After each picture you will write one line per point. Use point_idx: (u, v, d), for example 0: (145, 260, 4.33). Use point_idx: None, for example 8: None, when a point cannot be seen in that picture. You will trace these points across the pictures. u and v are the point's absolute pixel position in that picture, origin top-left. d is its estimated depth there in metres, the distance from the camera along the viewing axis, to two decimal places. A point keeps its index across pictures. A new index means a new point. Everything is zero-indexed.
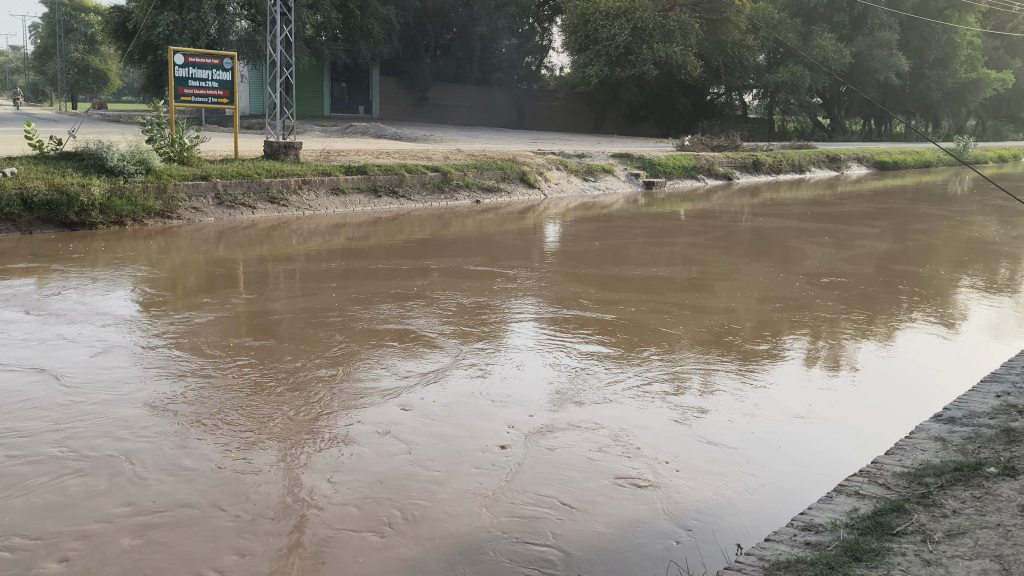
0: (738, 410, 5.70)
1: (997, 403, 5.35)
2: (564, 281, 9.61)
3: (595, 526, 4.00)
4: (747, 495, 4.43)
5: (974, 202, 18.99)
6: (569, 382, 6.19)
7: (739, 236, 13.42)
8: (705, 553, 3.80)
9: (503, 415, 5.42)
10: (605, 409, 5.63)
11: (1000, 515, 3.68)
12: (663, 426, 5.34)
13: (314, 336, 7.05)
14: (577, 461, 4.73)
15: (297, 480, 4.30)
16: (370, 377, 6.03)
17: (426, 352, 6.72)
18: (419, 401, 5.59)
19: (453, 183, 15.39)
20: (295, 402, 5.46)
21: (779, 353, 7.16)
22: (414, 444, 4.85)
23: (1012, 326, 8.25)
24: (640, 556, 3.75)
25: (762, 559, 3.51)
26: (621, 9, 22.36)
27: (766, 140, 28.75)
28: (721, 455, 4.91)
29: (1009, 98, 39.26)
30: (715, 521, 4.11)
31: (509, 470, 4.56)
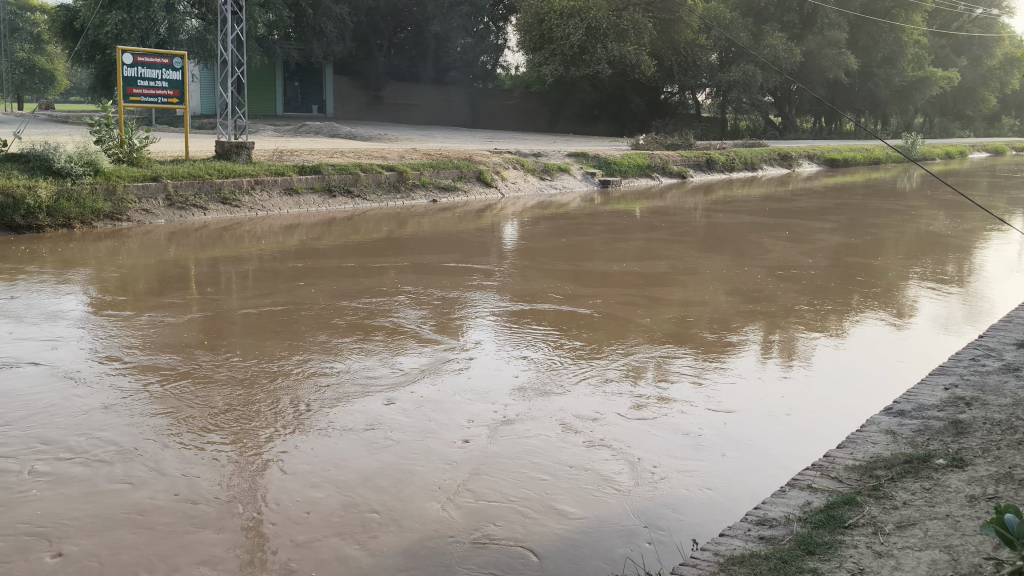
0: (696, 402, 5.68)
1: (945, 395, 5.41)
2: (524, 277, 9.56)
3: (553, 523, 3.94)
4: (703, 489, 4.39)
5: (924, 197, 19.32)
6: (530, 376, 6.15)
7: (697, 231, 13.48)
8: (662, 549, 3.76)
9: (460, 410, 5.35)
10: (563, 402, 5.59)
11: (950, 506, 3.72)
12: (621, 420, 5.30)
13: (271, 333, 6.93)
14: (537, 457, 4.67)
15: (267, 479, 4.26)
16: (329, 374, 5.93)
17: (385, 348, 6.64)
18: (379, 397, 5.50)
19: (409, 183, 15.26)
20: (255, 400, 5.36)
21: (737, 344, 7.19)
22: (375, 441, 4.77)
23: (962, 318, 8.35)
24: (595, 551, 3.71)
25: (716, 554, 3.48)
26: (575, 8, 22.33)
27: (720, 139, 28.94)
28: (679, 448, 4.89)
29: (954, 95, 40.03)
30: (673, 517, 4.07)
31: (468, 466, 4.51)
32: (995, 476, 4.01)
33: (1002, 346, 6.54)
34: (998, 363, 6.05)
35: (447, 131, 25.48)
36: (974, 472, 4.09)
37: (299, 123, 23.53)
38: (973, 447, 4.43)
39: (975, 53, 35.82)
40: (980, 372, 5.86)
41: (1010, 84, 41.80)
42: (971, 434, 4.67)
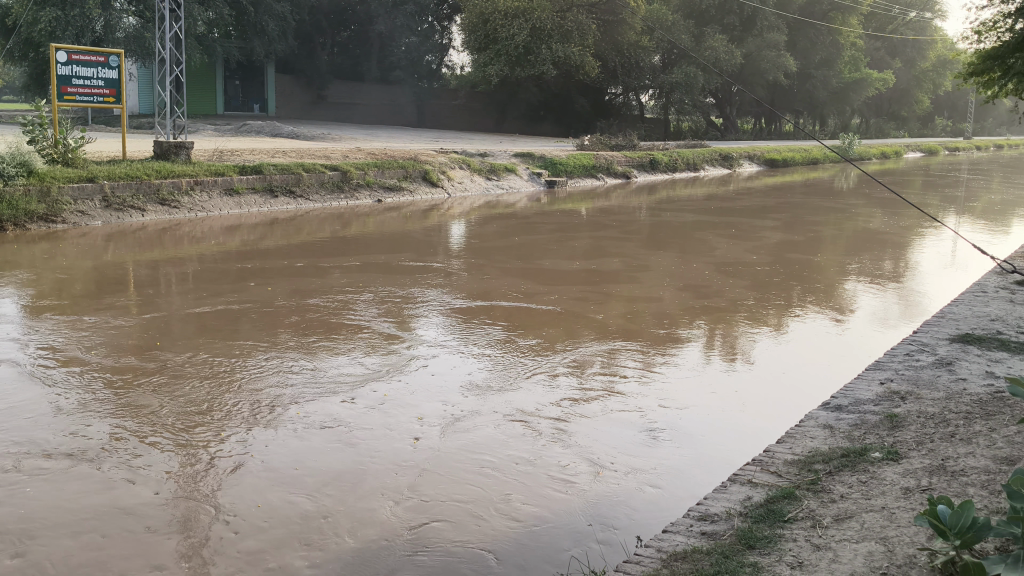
0: (640, 399, 5.67)
1: (881, 390, 5.49)
2: (472, 275, 9.52)
3: (498, 522, 3.91)
4: (649, 486, 4.37)
5: (862, 195, 19.72)
6: (475, 374, 6.09)
7: (643, 229, 13.56)
8: (606, 548, 3.73)
9: (404, 409, 5.28)
10: (509, 400, 5.55)
11: (885, 498, 3.78)
12: (565, 418, 5.25)
13: (214, 334, 6.79)
14: (481, 456, 4.62)
15: (214, 480, 4.20)
16: (274, 375, 5.83)
17: (329, 348, 6.54)
18: (323, 398, 5.41)
19: (353, 183, 15.11)
20: (197, 402, 5.25)
21: (682, 340, 7.23)
22: (319, 442, 4.70)
23: (898, 315, 8.42)
24: (540, 551, 3.67)
25: (660, 550, 3.46)
26: (519, 9, 22.28)
27: (663, 140, 29.18)
28: (624, 445, 4.86)
29: (890, 97, 41.02)
30: (618, 514, 4.03)
31: (413, 465, 4.46)
32: (929, 469, 4.08)
33: (935, 341, 6.66)
34: (932, 357, 6.18)
35: (390, 131, 25.07)
36: (908, 465, 4.16)
37: (239, 123, 23.05)
38: (908, 441, 4.50)
39: (909, 55, 36.61)
40: (916, 367, 5.96)
41: (943, 86, 42.79)
42: (906, 427, 4.74)
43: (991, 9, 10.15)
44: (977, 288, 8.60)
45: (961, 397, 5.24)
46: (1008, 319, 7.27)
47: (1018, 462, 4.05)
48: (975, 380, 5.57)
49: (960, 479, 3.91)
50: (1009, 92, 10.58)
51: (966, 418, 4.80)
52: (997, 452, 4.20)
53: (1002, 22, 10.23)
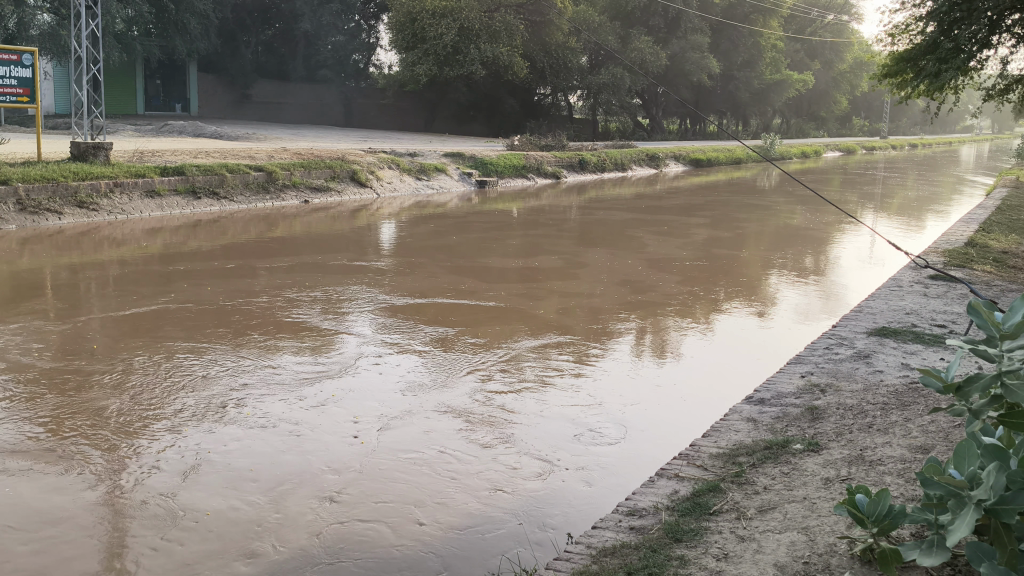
0: (571, 396, 5.65)
1: (802, 383, 5.61)
2: (402, 275, 9.43)
3: (428, 522, 3.87)
4: (579, 483, 4.36)
5: (785, 194, 20.19)
6: (403, 374, 6.01)
7: (573, 227, 13.65)
8: (535, 545, 3.70)
9: (334, 411, 5.21)
10: (438, 399, 5.49)
11: (807, 489, 3.85)
12: (495, 418, 5.20)
13: (136, 339, 6.63)
14: (410, 459, 4.56)
15: (139, 488, 4.11)
16: (200, 379, 5.70)
17: (256, 350, 6.43)
18: (250, 402, 5.31)
19: (279, 183, 14.88)
20: (122, 409, 5.13)
21: (612, 335, 7.27)
22: (245, 448, 4.61)
23: (818, 309, 8.63)
24: (470, 551, 3.64)
25: (589, 546, 3.47)
26: (447, 9, 22.15)
27: (591, 140, 29.38)
28: (554, 443, 4.84)
29: (810, 98, 42.08)
30: (548, 513, 4.01)
31: (341, 470, 4.39)
32: (847, 459, 4.19)
33: (853, 334, 6.83)
34: (850, 351, 6.33)
35: (317, 130, 24.71)
36: (828, 456, 4.26)
37: (161, 123, 22.56)
38: (828, 433, 4.60)
39: (828, 56, 37.54)
40: (834, 360, 6.09)
41: (860, 87, 44.00)
42: (827, 419, 4.85)
43: (904, 11, 10.47)
44: (894, 282, 8.85)
45: (877, 388, 5.39)
46: (922, 312, 7.50)
47: (932, 450, 4.17)
48: (892, 372, 5.73)
49: (878, 468, 4.01)
50: (921, 93, 10.93)
51: (883, 409, 4.94)
52: (912, 441, 4.32)
53: (914, 24, 10.56)
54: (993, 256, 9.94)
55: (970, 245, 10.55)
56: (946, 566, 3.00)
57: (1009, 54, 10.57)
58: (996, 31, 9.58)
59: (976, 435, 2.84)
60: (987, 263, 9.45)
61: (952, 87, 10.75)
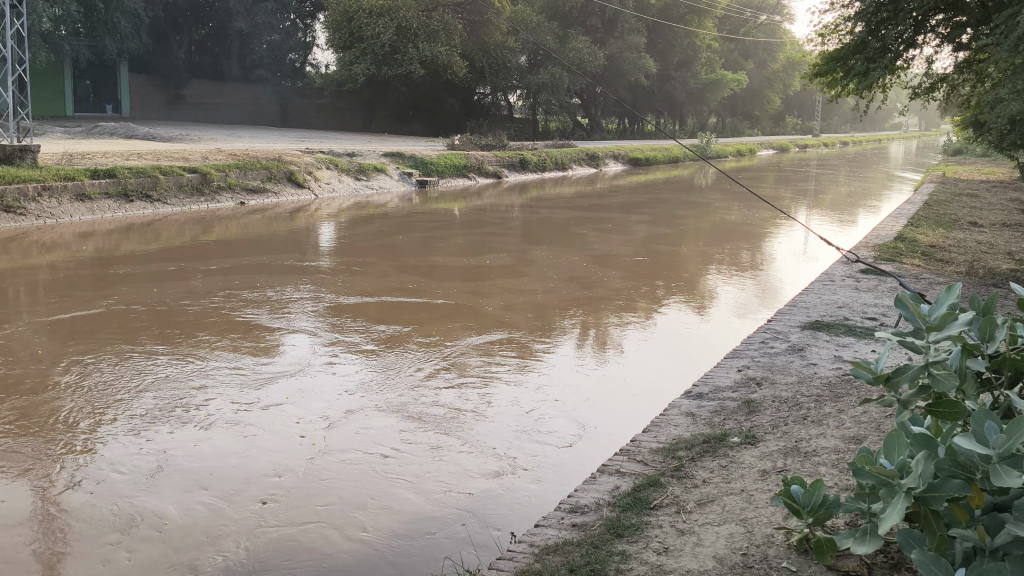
0: (515, 395, 5.63)
1: (738, 376, 5.69)
2: (342, 275, 9.34)
3: (370, 526, 3.82)
4: (522, 481, 4.33)
5: (721, 190, 20.53)
6: (344, 376, 5.93)
7: (515, 226, 13.65)
8: (478, 545, 3.67)
9: (272, 416, 5.12)
10: (379, 401, 5.43)
11: (744, 481, 3.90)
12: (439, 418, 5.15)
13: (68, 346, 6.44)
14: (351, 462, 4.49)
15: (72, 501, 3.99)
16: (135, 387, 5.57)
17: (197, 354, 6.33)
18: (187, 409, 5.19)
19: (214, 184, 14.61)
20: (59, 417, 5.02)
21: (554, 332, 7.27)
22: (181, 457, 4.51)
23: (755, 304, 8.76)
24: (414, 552, 3.60)
25: (531, 545, 3.47)
26: (384, 7, 21.96)
27: (531, 139, 29.46)
28: (498, 443, 4.81)
29: (744, 97, 42.87)
30: (492, 513, 3.97)
31: (281, 476, 4.31)
32: (783, 450, 4.26)
33: (788, 328, 6.95)
34: (785, 344, 6.44)
35: (253, 130, 24.35)
36: (765, 448, 4.33)
37: (91, 124, 21.96)
38: (764, 426, 4.68)
39: (760, 56, 38.30)
40: (770, 354, 6.19)
41: (792, 87, 44.89)
42: (763, 412, 4.93)
43: (833, 12, 10.68)
44: (827, 276, 9.03)
45: (811, 380, 5.50)
46: (854, 305, 7.67)
47: (865, 440, 4.25)
48: (825, 364, 5.84)
49: (813, 459, 4.08)
50: (850, 92, 11.19)
51: (817, 401, 5.03)
52: (845, 432, 4.40)
53: (843, 25, 10.78)
54: (922, 249, 10.21)
55: (900, 240, 10.82)
56: (878, 554, 3.06)
57: (932, 54, 10.86)
58: (921, 31, 9.82)
59: (904, 426, 2.89)
60: (916, 257, 9.70)
61: (880, 87, 11.02)
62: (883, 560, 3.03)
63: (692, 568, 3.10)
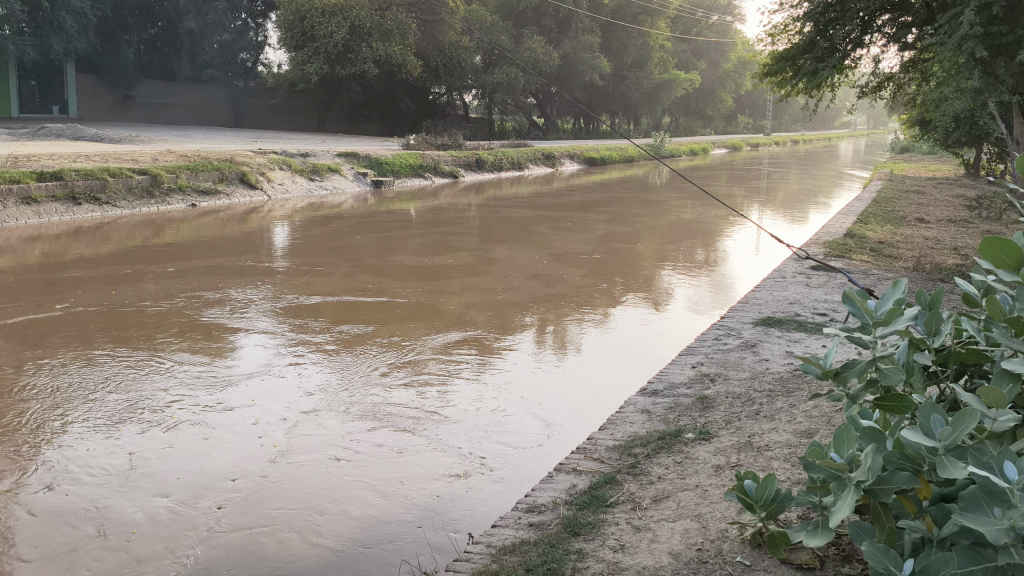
0: (473, 395, 5.59)
1: (693, 372, 5.73)
2: (297, 276, 9.26)
3: (326, 530, 3.77)
4: (481, 482, 4.30)
5: (674, 189, 20.72)
6: (301, 377, 5.85)
7: (472, 225, 13.63)
8: (435, 546, 3.63)
9: (227, 420, 5.04)
10: (338, 402, 5.36)
11: (699, 476, 3.93)
12: (396, 420, 5.09)
13: (17, 351, 6.30)
14: (308, 466, 4.43)
15: (22, 513, 3.90)
16: (87, 393, 5.46)
17: (153, 356, 6.25)
18: (141, 415, 5.10)
19: (164, 186, 14.39)
20: (13, 423, 4.95)
21: (511, 331, 7.25)
22: (135, 464, 4.43)
23: (709, 300, 8.84)
24: (373, 554, 3.56)
25: (488, 546, 3.45)
26: (337, 7, 21.76)
27: (487, 139, 29.45)
28: (457, 444, 4.77)
29: (697, 96, 43.33)
30: (449, 515, 3.93)
31: (237, 482, 4.24)
32: (737, 446, 4.29)
33: (741, 324, 7.02)
34: (738, 341, 6.50)
35: (204, 131, 23.99)
36: (718, 443, 4.36)
37: (37, 125, 21.44)
38: (718, 421, 4.72)
39: (713, 56, 38.72)
40: (723, 351, 6.24)
41: (743, 86, 45.45)
42: (717, 408, 4.96)
43: (782, 12, 10.78)
44: (778, 273, 9.14)
45: (763, 376, 5.56)
46: (804, 301, 7.78)
47: (816, 434, 4.31)
48: (777, 360, 5.91)
49: (765, 454, 4.12)
50: (799, 91, 11.35)
51: (769, 396, 5.09)
52: (797, 427, 4.45)
53: (792, 25, 10.90)
54: (870, 245, 10.39)
55: (849, 236, 11.00)
56: (829, 546, 3.10)
57: (879, 53, 11.04)
58: (868, 31, 9.97)
59: (852, 419, 2.92)
60: (864, 253, 9.87)
61: (828, 86, 11.19)
62: (834, 552, 3.06)
63: (648, 565, 3.10)
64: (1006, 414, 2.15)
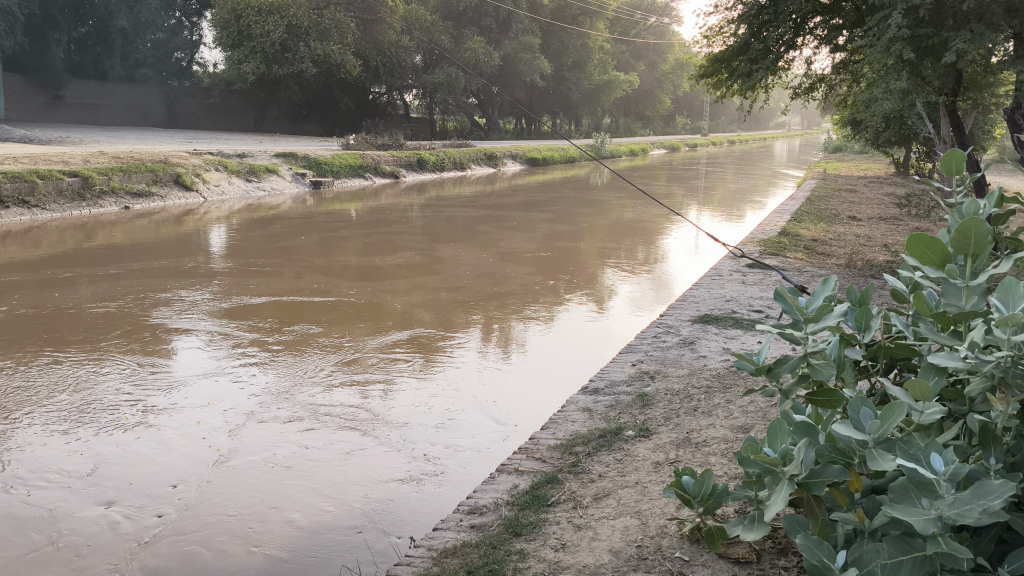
0: (417, 396, 5.54)
1: (633, 370, 5.77)
2: (235, 277, 9.12)
3: (264, 538, 3.70)
4: (425, 484, 4.25)
5: (614, 188, 20.90)
6: (244, 379, 5.76)
7: (413, 225, 13.56)
8: (376, 551, 3.57)
9: (167, 427, 4.94)
10: (281, 405, 5.28)
11: (639, 473, 3.96)
12: (340, 423, 5.02)
13: None
14: (248, 472, 4.35)
15: None
16: (24, 398, 5.32)
17: (92, 360, 6.11)
18: (80, 420, 4.98)
19: (96, 189, 14.01)
20: None
21: (455, 331, 7.21)
22: (71, 471, 4.32)
23: (650, 298, 8.90)
24: (315, 562, 3.49)
25: (430, 548, 3.41)
26: (274, 6, 21.44)
27: (428, 139, 29.40)
28: (400, 447, 4.71)
29: (636, 98, 43.84)
30: (389, 520, 3.87)
31: (177, 489, 4.16)
32: (675, 442, 4.34)
33: (680, 321, 7.10)
34: (676, 338, 6.55)
35: (137, 131, 23.45)
36: (658, 440, 4.40)
37: None
38: (657, 418, 4.75)
39: (651, 57, 39.18)
40: (663, 348, 6.30)
41: (680, 87, 46.10)
42: (656, 404, 5.01)
43: (717, 13, 10.90)
44: (716, 270, 9.28)
45: (701, 372, 5.63)
46: (740, 298, 7.91)
47: (751, 429, 4.38)
48: (714, 356, 5.99)
49: (703, 450, 4.17)
50: (734, 92, 11.52)
51: (707, 392, 5.16)
52: (733, 422, 4.52)
53: (727, 27, 11.04)
54: (804, 243, 10.60)
55: (783, 234, 11.21)
56: (765, 539, 3.14)
57: (811, 55, 11.24)
58: (800, 32, 10.15)
59: (786, 414, 2.95)
60: (799, 251, 10.07)
61: (762, 87, 11.37)
62: (770, 545, 3.10)
63: (589, 563, 3.11)
64: (933, 406, 2.17)
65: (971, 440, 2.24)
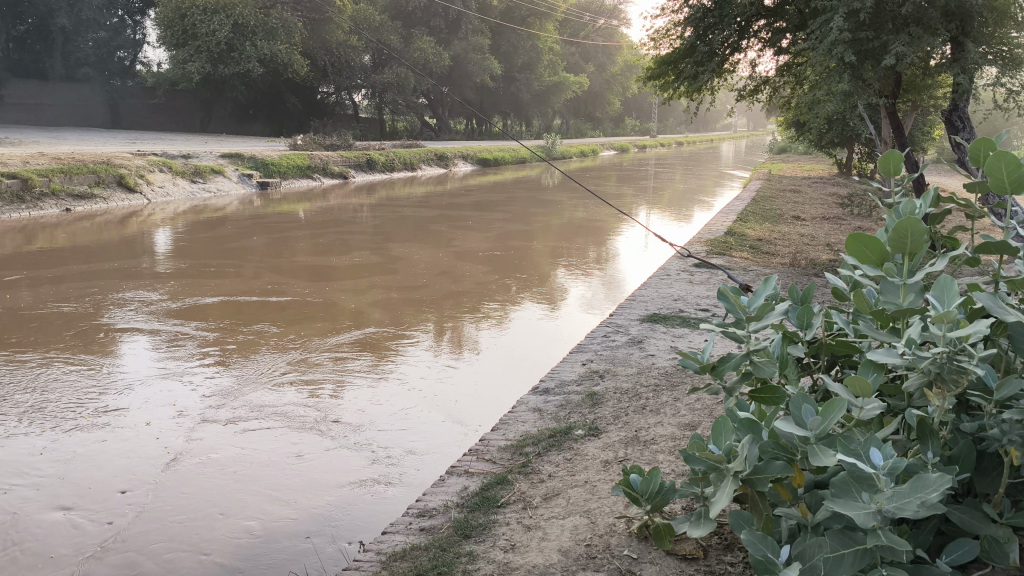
0: (369, 398, 5.49)
1: (584, 370, 5.79)
2: (182, 278, 8.98)
3: (210, 545, 3.64)
4: (374, 487, 4.22)
5: (564, 188, 20.98)
6: (195, 380, 5.69)
7: (362, 225, 13.46)
8: (325, 557, 3.53)
9: (117, 430, 4.86)
10: (233, 407, 5.21)
11: (588, 472, 3.99)
12: (289, 425, 4.96)
13: None
14: (197, 475, 4.29)
15: None
16: None
17: (39, 362, 6.00)
18: (28, 423, 4.89)
19: (36, 191, 13.66)
20: None
21: (407, 331, 7.17)
22: (17, 477, 4.23)
23: (601, 298, 8.94)
24: (263, 569, 3.44)
25: (379, 552, 3.39)
26: (219, 5, 21.10)
27: (377, 139, 29.29)
28: (351, 450, 4.66)
29: (585, 99, 44.13)
30: (338, 524, 3.83)
31: (125, 493, 4.10)
32: (625, 440, 4.37)
33: (629, 321, 7.14)
34: (625, 337, 6.60)
35: (78, 132, 22.92)
36: (607, 439, 4.43)
37: None
38: (606, 417, 4.78)
39: (599, 59, 39.47)
40: (612, 347, 6.34)
41: (628, 88, 46.49)
42: (605, 404, 5.03)
43: (663, 17, 11.01)
44: (663, 270, 9.36)
45: (649, 370, 5.69)
46: (688, 297, 8.00)
47: (698, 427, 4.43)
48: (663, 355, 6.05)
49: (651, 447, 4.21)
50: (681, 94, 11.63)
51: (655, 390, 5.21)
52: (680, 420, 4.57)
53: (673, 30, 11.11)
54: (750, 242, 10.76)
55: (730, 234, 11.36)
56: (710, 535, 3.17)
57: (755, 58, 11.39)
58: (744, 35, 10.30)
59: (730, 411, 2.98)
60: (745, 250, 10.21)
61: (708, 89, 11.50)
62: (716, 541, 3.14)
63: (538, 563, 3.12)
64: (871, 403, 2.21)
65: (909, 435, 2.28)
